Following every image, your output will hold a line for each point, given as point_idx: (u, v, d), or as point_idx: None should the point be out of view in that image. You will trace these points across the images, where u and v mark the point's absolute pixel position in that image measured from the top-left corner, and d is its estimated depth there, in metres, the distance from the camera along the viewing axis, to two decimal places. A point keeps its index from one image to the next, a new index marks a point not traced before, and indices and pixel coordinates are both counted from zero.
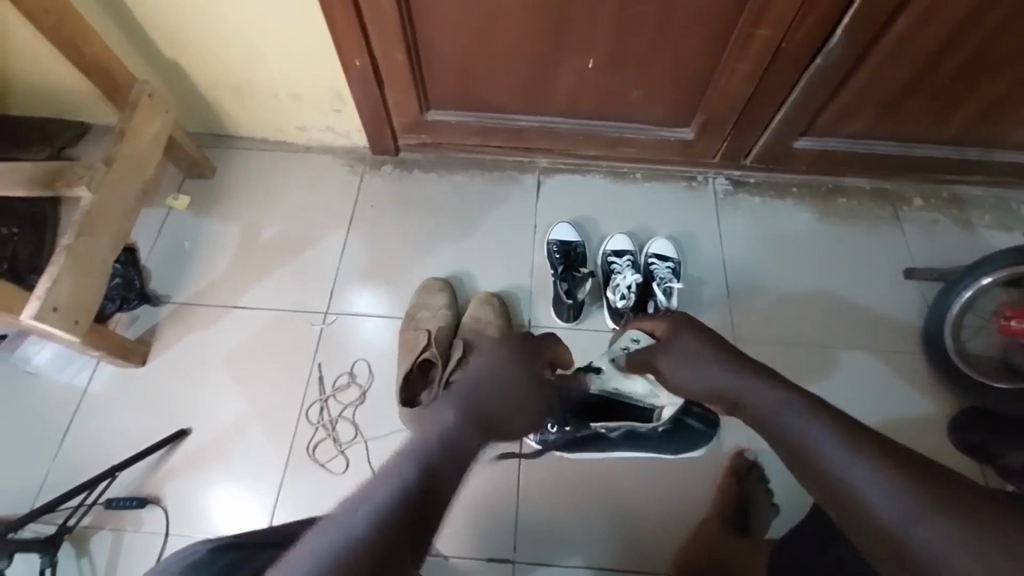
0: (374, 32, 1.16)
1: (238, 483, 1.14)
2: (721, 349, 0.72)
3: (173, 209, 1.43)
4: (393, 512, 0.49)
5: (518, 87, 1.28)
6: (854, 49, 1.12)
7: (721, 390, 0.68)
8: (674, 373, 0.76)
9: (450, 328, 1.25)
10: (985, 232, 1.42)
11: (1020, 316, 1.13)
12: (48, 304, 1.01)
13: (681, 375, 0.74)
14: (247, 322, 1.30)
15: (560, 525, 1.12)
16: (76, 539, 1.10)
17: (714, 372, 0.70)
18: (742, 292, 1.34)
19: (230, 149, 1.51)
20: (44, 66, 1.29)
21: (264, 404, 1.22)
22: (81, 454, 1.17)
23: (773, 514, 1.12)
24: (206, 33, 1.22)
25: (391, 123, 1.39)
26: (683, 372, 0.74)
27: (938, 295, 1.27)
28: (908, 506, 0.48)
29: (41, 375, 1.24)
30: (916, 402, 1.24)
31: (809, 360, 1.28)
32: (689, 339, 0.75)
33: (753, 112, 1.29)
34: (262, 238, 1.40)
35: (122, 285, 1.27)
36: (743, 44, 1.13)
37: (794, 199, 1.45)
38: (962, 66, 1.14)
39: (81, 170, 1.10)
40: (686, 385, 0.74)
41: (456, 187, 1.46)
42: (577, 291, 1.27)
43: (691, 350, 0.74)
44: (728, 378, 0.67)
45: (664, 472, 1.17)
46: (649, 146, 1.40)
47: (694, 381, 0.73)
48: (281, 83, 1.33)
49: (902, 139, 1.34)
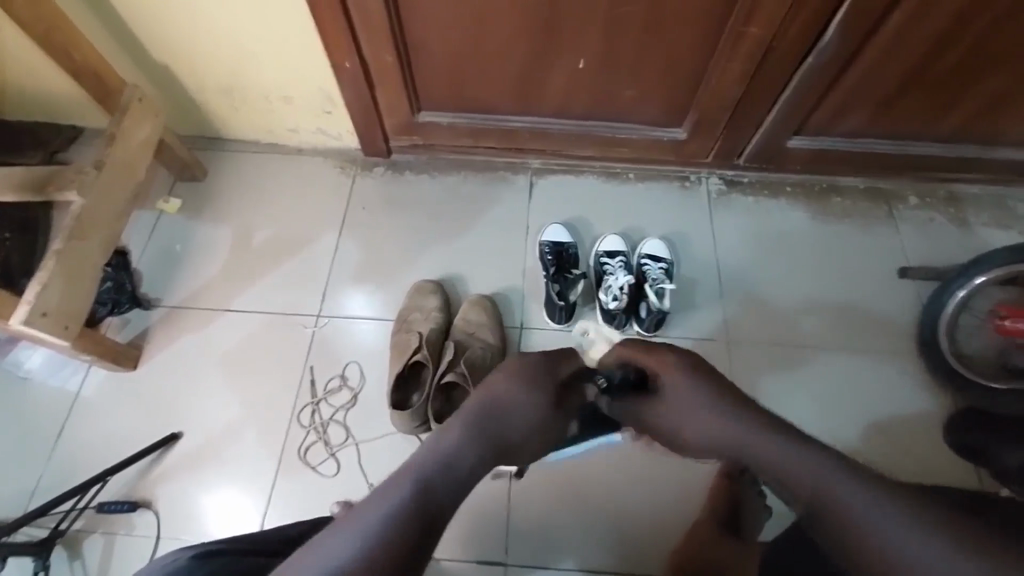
0: (364, 35, 1.16)
1: (230, 486, 1.15)
2: (727, 403, 0.69)
3: (165, 212, 1.43)
4: (405, 527, 0.50)
5: (509, 88, 1.28)
6: (846, 47, 1.12)
7: (739, 454, 0.65)
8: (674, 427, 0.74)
9: (448, 327, 1.27)
10: (980, 230, 1.41)
11: (1016, 316, 1.13)
12: (38, 309, 1.01)
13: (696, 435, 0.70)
14: (240, 324, 1.30)
15: (553, 527, 1.12)
16: (68, 542, 1.11)
17: (717, 430, 0.67)
18: (736, 293, 1.34)
19: (223, 152, 1.51)
20: (35, 70, 1.28)
21: (256, 408, 1.21)
22: (73, 458, 1.17)
23: (767, 514, 1.08)
24: (196, 36, 1.22)
25: (383, 125, 1.39)
26: (692, 430, 0.71)
27: (932, 294, 1.27)
28: None
29: (33, 379, 1.25)
30: (911, 402, 1.23)
31: (801, 359, 1.27)
32: (689, 391, 0.73)
33: (746, 112, 1.29)
34: (255, 241, 1.40)
35: (114, 289, 1.27)
36: (734, 43, 1.13)
37: (787, 199, 1.45)
38: (955, 64, 1.14)
39: (72, 174, 1.11)
40: (694, 444, 0.71)
41: (448, 188, 1.45)
42: (568, 292, 1.26)
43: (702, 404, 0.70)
44: (746, 438, 0.65)
45: (655, 474, 1.16)
46: (641, 146, 1.40)
47: (708, 440, 0.69)
48: (272, 85, 1.33)
49: (896, 137, 1.33)
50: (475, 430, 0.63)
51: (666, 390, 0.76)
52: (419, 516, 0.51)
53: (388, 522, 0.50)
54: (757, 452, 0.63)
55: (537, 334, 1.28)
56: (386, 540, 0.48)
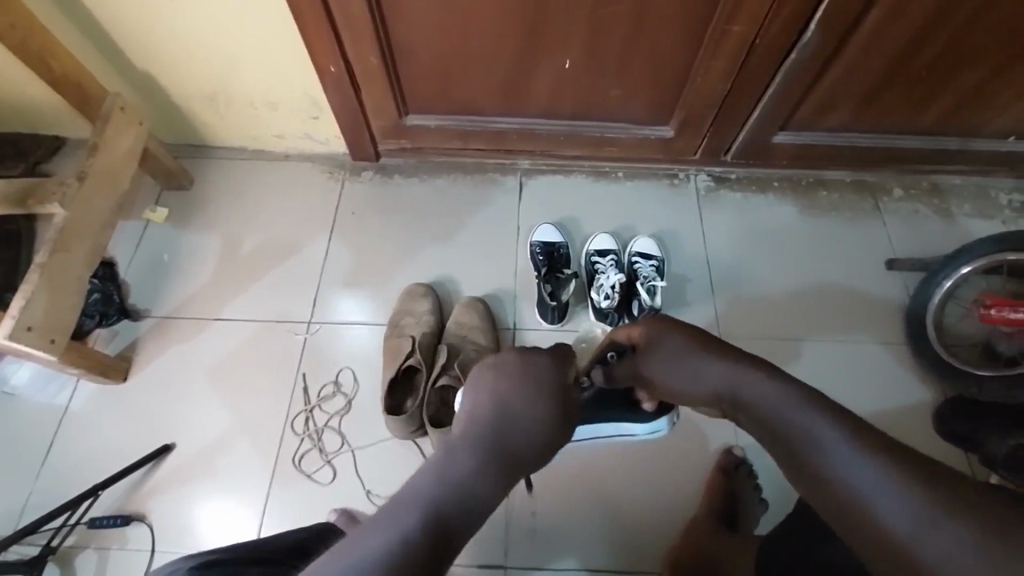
0: (348, 38, 1.15)
1: (224, 497, 1.13)
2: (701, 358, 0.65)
3: (151, 221, 1.41)
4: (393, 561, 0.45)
5: (495, 90, 1.28)
6: (828, 42, 1.13)
7: (721, 394, 0.62)
8: (653, 375, 0.71)
9: (424, 322, 1.25)
10: (964, 221, 1.43)
11: (1000, 304, 1.14)
12: (22, 323, 1.00)
13: (674, 379, 0.68)
14: (230, 332, 1.29)
15: (553, 527, 1.12)
16: (59, 559, 1.09)
17: (689, 382, 0.66)
18: (726, 288, 1.35)
19: (210, 159, 1.50)
20: (16, 82, 1.27)
21: (247, 420, 1.20)
22: (63, 473, 1.15)
23: (763, 508, 1.11)
24: (178, 42, 1.20)
25: (370, 129, 1.38)
26: (671, 378, 0.68)
27: (918, 285, 1.28)
28: (904, 509, 0.45)
29: (20, 394, 1.23)
30: (901, 392, 1.24)
31: (793, 353, 1.28)
32: (668, 339, 0.70)
33: (730, 111, 1.30)
34: (243, 247, 1.39)
35: (101, 301, 1.25)
36: (718, 40, 1.14)
37: (775, 193, 1.46)
38: (935, 58, 1.15)
39: (55, 186, 1.10)
40: (676, 390, 0.68)
41: (438, 190, 1.45)
42: (560, 292, 1.26)
43: (678, 348, 0.68)
44: (735, 383, 0.61)
45: (653, 468, 1.17)
46: (629, 144, 1.40)
47: (695, 386, 0.65)
48: (257, 92, 1.32)
49: (879, 131, 1.34)
50: (453, 469, 0.52)
51: (646, 338, 0.72)
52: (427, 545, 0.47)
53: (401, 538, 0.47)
54: (737, 405, 0.60)
55: (532, 334, 1.28)
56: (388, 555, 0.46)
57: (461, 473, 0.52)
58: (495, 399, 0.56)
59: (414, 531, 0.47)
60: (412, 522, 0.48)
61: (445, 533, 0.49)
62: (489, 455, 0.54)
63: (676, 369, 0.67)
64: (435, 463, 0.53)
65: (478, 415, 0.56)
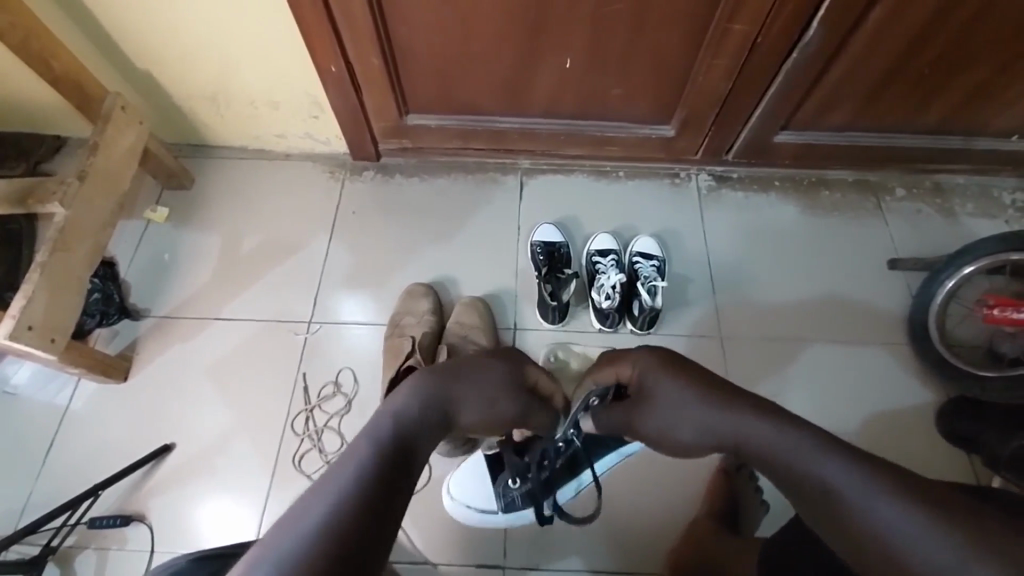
0: (350, 38, 1.15)
1: (223, 499, 1.13)
2: (698, 388, 0.66)
3: (152, 221, 1.41)
4: (364, 502, 0.48)
5: (497, 89, 1.27)
6: (831, 41, 1.12)
7: (723, 439, 0.62)
8: (645, 422, 0.71)
9: (420, 325, 1.24)
10: (968, 221, 1.42)
11: (1003, 304, 1.13)
12: (22, 322, 1.00)
13: (675, 431, 0.67)
14: (231, 331, 1.29)
15: (554, 529, 1.11)
16: (60, 559, 1.09)
17: (687, 415, 0.65)
18: (728, 288, 1.34)
19: (210, 158, 1.50)
20: (17, 82, 1.27)
21: (245, 421, 1.20)
22: (63, 473, 1.15)
23: (763, 510, 1.10)
24: (178, 41, 1.20)
25: (371, 129, 1.38)
26: (670, 427, 0.67)
27: (922, 285, 1.28)
28: None
29: (21, 393, 1.23)
30: (905, 393, 1.23)
31: (796, 355, 1.27)
32: (664, 384, 0.68)
33: (733, 109, 1.29)
34: (244, 246, 1.39)
35: (102, 300, 1.27)
36: (719, 39, 1.13)
37: (777, 193, 1.45)
38: (939, 56, 1.14)
39: (54, 186, 1.10)
40: (677, 442, 0.67)
41: (438, 190, 1.45)
42: (561, 292, 1.26)
43: (672, 396, 0.67)
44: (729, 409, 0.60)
45: (656, 474, 1.16)
46: (630, 143, 1.40)
47: (687, 422, 0.65)
48: (257, 91, 1.32)
49: (880, 130, 1.34)
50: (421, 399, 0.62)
51: (641, 383, 0.72)
52: (390, 480, 0.51)
53: (368, 482, 0.50)
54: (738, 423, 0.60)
55: (533, 334, 1.28)
56: (367, 485, 0.49)
57: (422, 409, 0.61)
58: (463, 374, 0.69)
59: (384, 458, 0.53)
60: (385, 441, 0.55)
61: (408, 452, 0.55)
62: (443, 400, 0.64)
63: (678, 412, 0.66)
64: (413, 394, 0.62)
65: (449, 376, 0.67)
